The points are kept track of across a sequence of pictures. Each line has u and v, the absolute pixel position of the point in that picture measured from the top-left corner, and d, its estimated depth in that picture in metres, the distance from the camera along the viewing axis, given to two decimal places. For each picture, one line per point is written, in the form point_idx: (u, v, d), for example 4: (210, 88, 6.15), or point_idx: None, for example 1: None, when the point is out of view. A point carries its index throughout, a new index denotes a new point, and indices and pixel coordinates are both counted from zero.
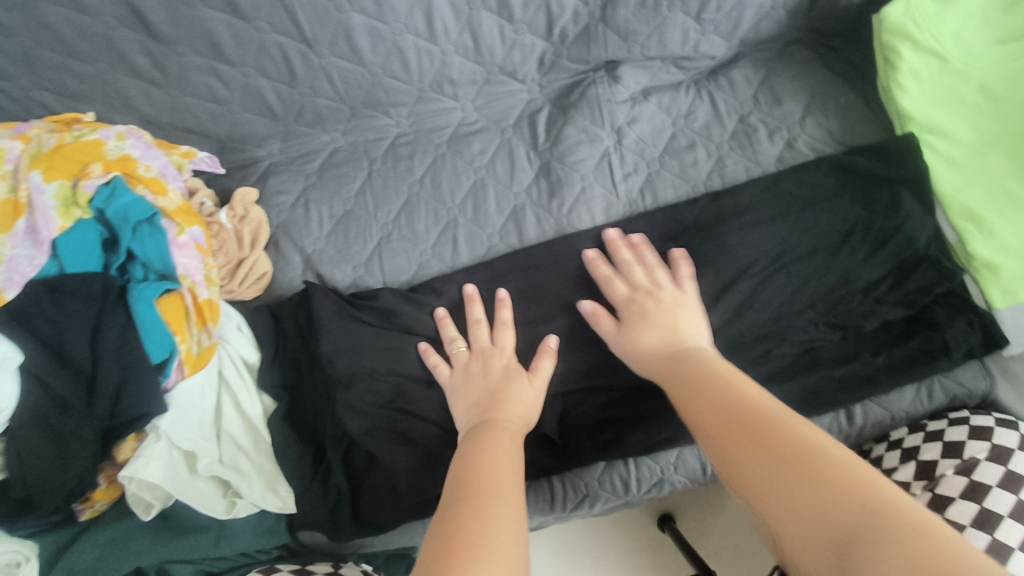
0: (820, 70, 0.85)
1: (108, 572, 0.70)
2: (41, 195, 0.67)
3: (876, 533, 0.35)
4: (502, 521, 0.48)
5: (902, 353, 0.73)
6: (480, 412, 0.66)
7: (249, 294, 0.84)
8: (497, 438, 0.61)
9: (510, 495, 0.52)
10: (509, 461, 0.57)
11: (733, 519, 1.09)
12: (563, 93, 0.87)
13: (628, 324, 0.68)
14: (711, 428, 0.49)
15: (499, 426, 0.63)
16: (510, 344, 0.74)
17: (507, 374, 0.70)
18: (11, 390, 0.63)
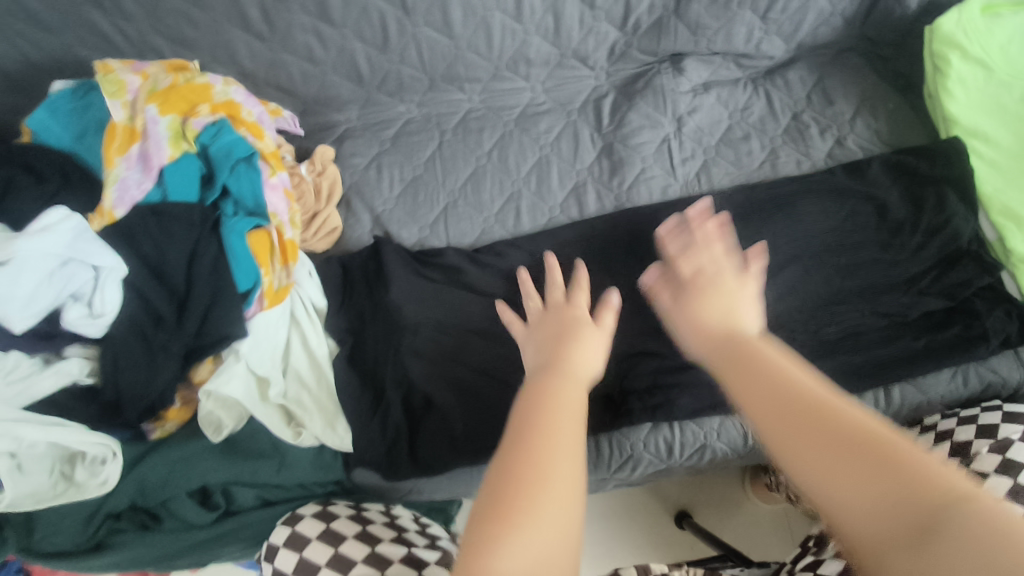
0: (870, 76, 0.91)
1: (177, 487, 0.73)
2: (156, 126, 0.72)
3: (954, 522, 0.34)
4: (566, 459, 0.42)
5: (944, 339, 0.76)
6: (544, 354, 0.54)
7: (320, 246, 0.88)
8: (562, 388, 0.48)
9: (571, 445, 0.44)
10: (572, 410, 0.46)
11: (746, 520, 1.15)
12: (629, 81, 0.93)
13: (683, 294, 0.70)
14: (814, 414, 0.41)
15: (558, 371, 0.50)
16: (581, 280, 0.63)
17: (577, 321, 0.56)
18: (117, 296, 0.65)
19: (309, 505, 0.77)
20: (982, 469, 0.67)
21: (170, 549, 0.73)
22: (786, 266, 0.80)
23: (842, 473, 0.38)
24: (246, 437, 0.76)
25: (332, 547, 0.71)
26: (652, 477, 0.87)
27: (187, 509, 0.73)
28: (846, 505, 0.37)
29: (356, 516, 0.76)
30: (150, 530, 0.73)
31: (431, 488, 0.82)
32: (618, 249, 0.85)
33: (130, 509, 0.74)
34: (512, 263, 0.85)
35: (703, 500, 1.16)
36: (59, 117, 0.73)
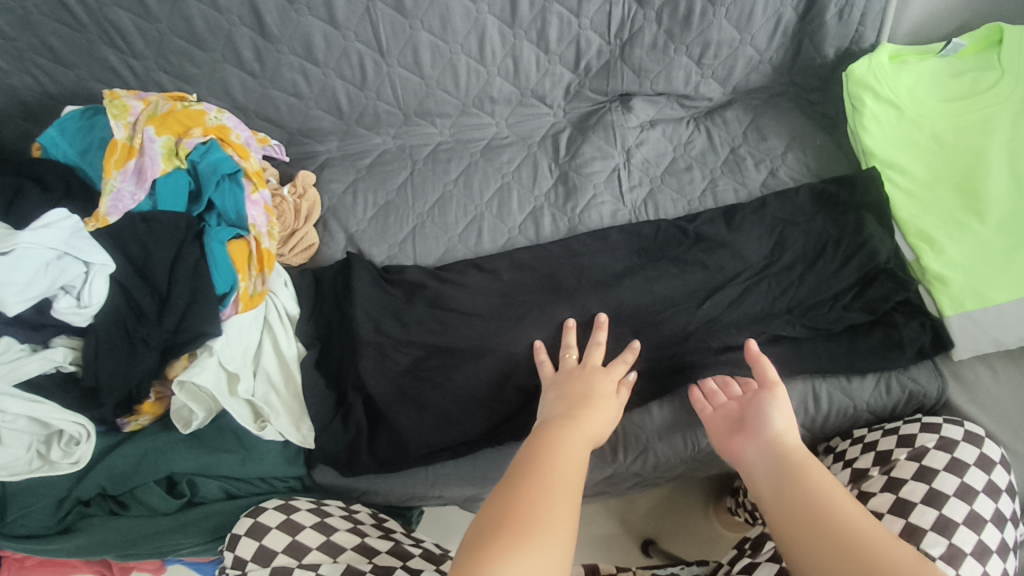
0: (799, 117, 1.01)
1: (145, 474, 0.77)
2: (152, 144, 0.82)
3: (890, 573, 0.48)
4: (560, 503, 0.51)
5: (865, 344, 0.84)
6: (568, 411, 0.65)
7: (297, 260, 0.96)
8: (569, 445, 0.59)
9: (557, 490, 0.53)
10: (567, 467, 0.56)
11: (698, 526, 1.20)
12: (583, 118, 1.04)
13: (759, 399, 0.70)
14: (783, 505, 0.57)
15: (567, 428, 0.61)
16: (616, 371, 0.72)
17: (595, 382, 0.69)
18: (103, 291, 0.73)
19: (271, 499, 0.81)
20: (901, 476, 0.71)
21: (130, 535, 0.77)
22: (726, 285, 0.86)
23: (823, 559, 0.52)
24: (213, 434, 0.81)
25: (289, 535, 0.75)
26: (602, 487, 0.91)
27: (152, 496, 0.78)
28: None
29: (315, 509, 0.79)
30: (118, 516, 0.78)
31: (388, 490, 0.86)
32: (568, 267, 0.90)
33: (99, 496, 0.78)
34: (470, 275, 0.91)
35: (658, 517, 1.20)
36: (67, 135, 0.82)
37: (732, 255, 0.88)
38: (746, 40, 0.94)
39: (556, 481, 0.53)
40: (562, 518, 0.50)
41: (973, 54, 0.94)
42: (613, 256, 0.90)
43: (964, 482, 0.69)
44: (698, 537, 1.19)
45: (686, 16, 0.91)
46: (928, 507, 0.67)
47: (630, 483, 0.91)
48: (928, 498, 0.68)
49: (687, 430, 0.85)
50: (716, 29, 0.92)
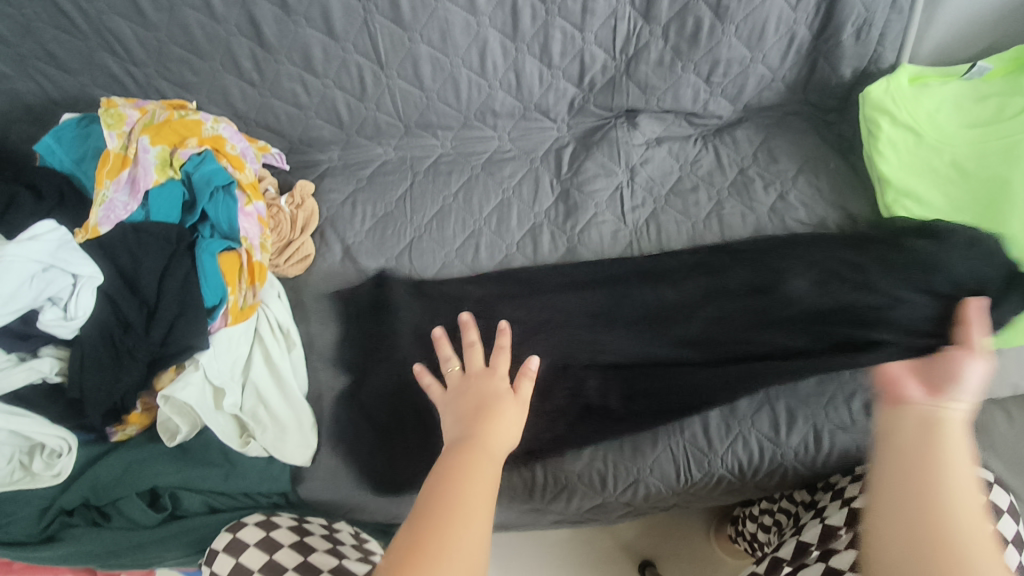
0: (813, 137, 0.97)
1: (127, 486, 0.77)
2: (146, 154, 0.81)
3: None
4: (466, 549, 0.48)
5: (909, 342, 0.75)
6: (466, 427, 0.60)
7: (293, 271, 0.95)
8: (476, 463, 0.55)
9: (468, 528, 0.49)
10: (476, 505, 0.51)
11: (699, 553, 1.16)
12: (588, 133, 1.01)
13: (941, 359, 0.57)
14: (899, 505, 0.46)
15: (470, 451, 0.56)
16: (501, 365, 0.67)
17: (495, 394, 0.63)
18: (89, 303, 0.73)
19: (252, 515, 0.80)
20: None
21: (112, 546, 0.76)
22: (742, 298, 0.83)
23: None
24: (197, 447, 0.81)
25: (267, 553, 0.74)
26: (591, 516, 0.88)
27: (134, 509, 0.77)
28: None
29: (296, 526, 0.79)
30: (101, 526, 0.77)
31: (373, 508, 0.84)
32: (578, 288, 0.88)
33: (83, 506, 0.78)
34: (487, 294, 0.88)
35: (659, 541, 1.17)
36: (63, 143, 0.82)
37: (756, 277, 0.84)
38: (758, 58, 0.91)
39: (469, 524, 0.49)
40: (465, 551, 0.48)
41: (1001, 77, 0.89)
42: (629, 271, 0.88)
43: None
44: (697, 564, 1.15)
45: (693, 33, 0.88)
46: None
47: (621, 512, 0.88)
48: None
49: (679, 462, 0.82)
50: (726, 46, 0.89)
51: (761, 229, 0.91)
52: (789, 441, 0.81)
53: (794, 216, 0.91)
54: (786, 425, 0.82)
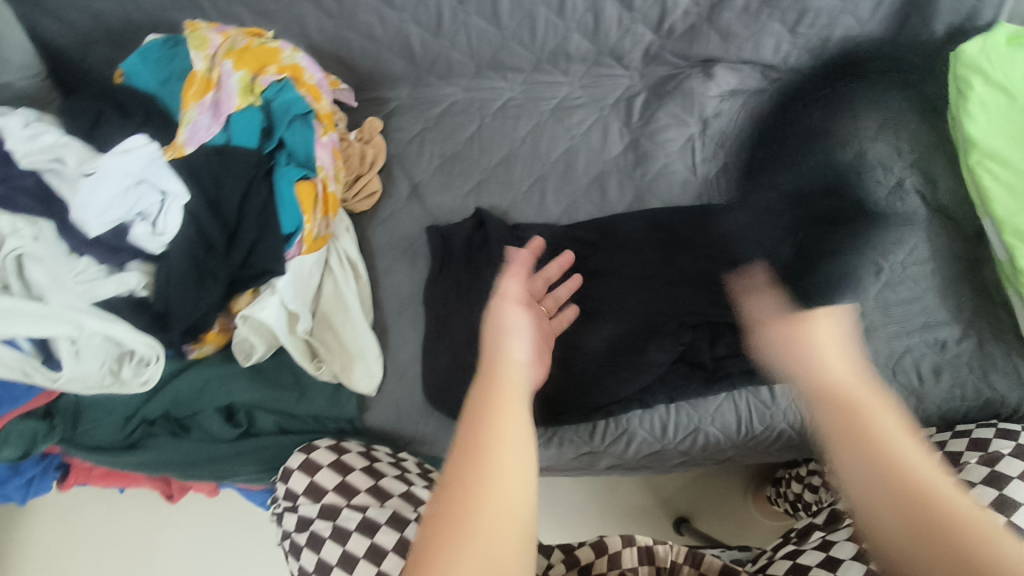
0: (895, 95, 0.94)
1: (206, 401, 0.80)
2: (229, 79, 0.82)
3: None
4: (500, 476, 0.41)
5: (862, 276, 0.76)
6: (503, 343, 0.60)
7: (359, 208, 0.95)
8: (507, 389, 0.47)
9: (501, 443, 0.43)
10: (508, 428, 0.44)
11: (736, 514, 1.18)
12: (661, 83, 0.99)
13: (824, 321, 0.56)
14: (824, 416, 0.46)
15: (493, 375, 0.49)
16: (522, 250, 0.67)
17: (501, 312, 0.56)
18: (176, 220, 0.74)
19: (322, 439, 0.83)
20: (970, 479, 0.68)
21: (191, 458, 0.80)
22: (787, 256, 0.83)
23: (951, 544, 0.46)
24: (271, 368, 0.84)
25: (340, 475, 0.77)
26: (647, 463, 0.90)
27: (213, 423, 0.80)
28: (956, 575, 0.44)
29: (366, 453, 0.82)
30: (181, 438, 0.80)
31: (434, 439, 0.87)
32: (674, 244, 0.87)
33: (164, 418, 0.81)
34: (590, 241, 0.89)
35: (698, 501, 1.19)
36: (148, 64, 0.83)
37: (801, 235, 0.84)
38: (848, 9, 0.88)
39: (502, 445, 0.43)
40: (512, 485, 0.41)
41: None
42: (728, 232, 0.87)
43: None
44: (733, 525, 1.17)
45: None
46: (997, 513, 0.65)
47: (677, 461, 0.90)
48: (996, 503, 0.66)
49: (740, 414, 0.83)
50: None
51: (835, 185, 0.91)
52: None
53: (871, 174, 0.91)
54: None
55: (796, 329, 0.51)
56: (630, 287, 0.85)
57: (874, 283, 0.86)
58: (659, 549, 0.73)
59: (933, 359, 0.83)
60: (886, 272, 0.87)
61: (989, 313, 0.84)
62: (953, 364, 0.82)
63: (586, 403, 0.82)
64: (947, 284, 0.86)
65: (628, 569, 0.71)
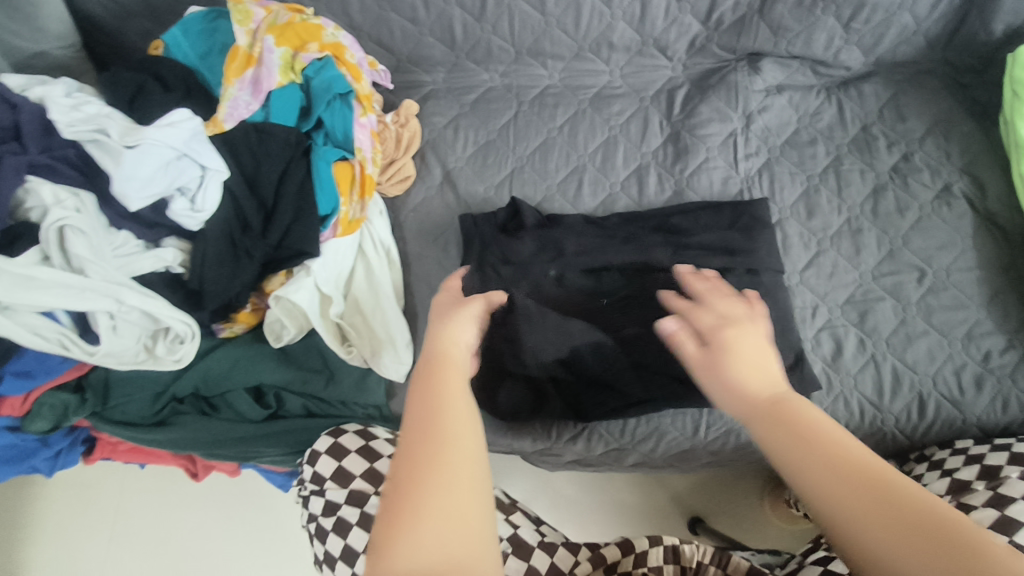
0: (946, 98, 0.92)
1: (236, 382, 0.79)
2: (271, 55, 0.80)
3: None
4: (453, 462, 0.41)
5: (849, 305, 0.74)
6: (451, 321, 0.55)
7: (393, 191, 0.95)
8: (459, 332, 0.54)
9: (458, 429, 0.43)
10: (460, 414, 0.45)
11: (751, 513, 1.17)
12: (704, 76, 0.97)
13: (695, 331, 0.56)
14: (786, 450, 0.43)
15: (442, 359, 0.50)
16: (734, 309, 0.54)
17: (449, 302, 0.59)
18: (215, 197, 0.73)
19: (350, 424, 0.83)
20: (1011, 493, 0.67)
21: (219, 437, 0.80)
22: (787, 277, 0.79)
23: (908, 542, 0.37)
24: (300, 353, 0.82)
25: (367, 462, 0.77)
26: (673, 462, 0.89)
27: (242, 403, 0.80)
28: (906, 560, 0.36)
29: (393, 440, 0.81)
30: (209, 417, 0.80)
31: None
32: (719, 248, 0.81)
33: (193, 396, 0.81)
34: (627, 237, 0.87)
35: (714, 504, 1.18)
36: (189, 36, 0.82)
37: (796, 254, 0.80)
38: (905, 5, 0.86)
39: (456, 425, 0.44)
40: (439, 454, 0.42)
41: None
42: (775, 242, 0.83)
43: None
44: (748, 524, 1.17)
45: None
46: None
47: (703, 462, 0.89)
48: None
49: None
50: None
51: (880, 188, 0.89)
52: (891, 407, 0.81)
53: (917, 178, 0.89)
54: (890, 390, 0.81)
55: (721, 338, 0.51)
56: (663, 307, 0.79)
57: (917, 288, 0.85)
58: (684, 548, 0.71)
59: (974, 369, 0.81)
60: (929, 277, 0.85)
61: None
62: (994, 375, 0.81)
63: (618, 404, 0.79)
64: (992, 294, 0.84)
65: (654, 568, 0.69)
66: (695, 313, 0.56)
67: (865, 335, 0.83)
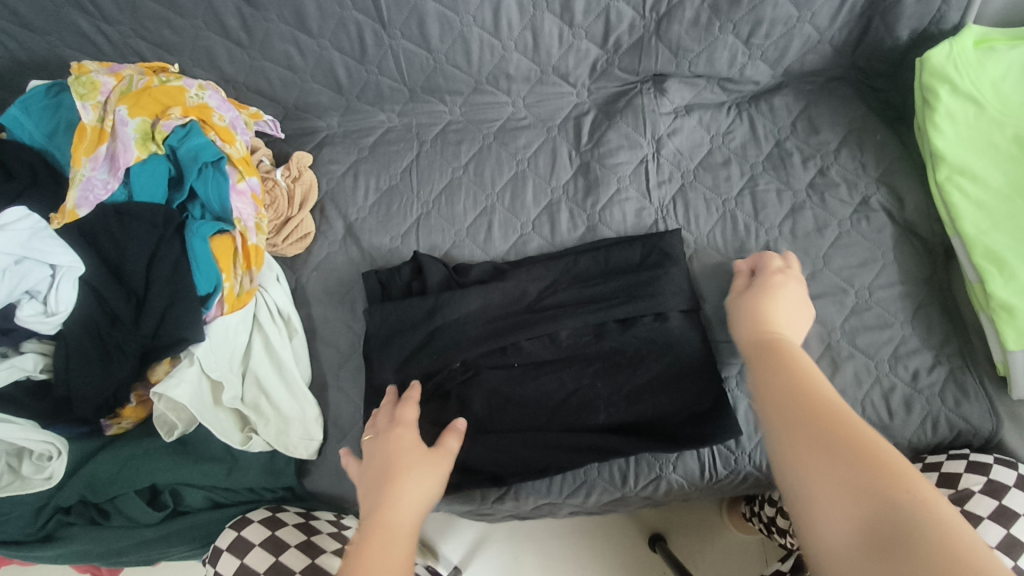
0: (859, 106, 0.88)
1: (126, 485, 0.73)
2: (124, 127, 0.73)
3: (923, 537, 0.38)
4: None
5: (700, 350, 0.76)
6: (374, 486, 0.59)
7: (292, 251, 0.88)
8: (401, 474, 0.59)
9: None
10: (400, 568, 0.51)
11: (719, 533, 1.06)
12: (610, 100, 0.92)
13: (763, 285, 0.71)
14: (783, 361, 0.57)
15: (380, 524, 0.54)
16: (780, 266, 0.74)
17: (407, 449, 0.63)
18: (71, 296, 0.67)
19: (258, 510, 0.77)
20: None
21: (115, 545, 0.74)
22: (670, 318, 0.77)
23: (826, 450, 0.46)
24: (198, 441, 0.77)
25: (274, 554, 0.72)
26: (610, 507, 0.85)
27: (133, 507, 0.73)
28: (810, 459, 0.46)
29: (304, 524, 0.76)
30: (98, 525, 0.74)
31: None
32: (624, 296, 0.78)
33: (80, 504, 0.74)
34: (533, 277, 0.81)
35: (680, 532, 1.07)
36: (31, 114, 0.74)
37: (678, 299, 0.77)
38: (805, 17, 0.81)
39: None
40: None
41: None
42: (686, 281, 0.79)
43: (1010, 534, 0.67)
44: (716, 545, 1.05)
45: None
46: None
47: (640, 504, 0.85)
48: None
49: (704, 458, 0.78)
50: (770, 4, 0.79)
51: (798, 208, 0.85)
52: None
53: (834, 193, 0.85)
54: None
55: (774, 285, 0.70)
56: (564, 366, 0.77)
57: (840, 310, 0.81)
58: None
59: (904, 391, 0.78)
60: (853, 298, 0.82)
61: (961, 338, 0.80)
62: (924, 396, 0.78)
63: (535, 466, 0.75)
64: (917, 309, 0.81)
65: None
66: (762, 260, 0.76)
67: None
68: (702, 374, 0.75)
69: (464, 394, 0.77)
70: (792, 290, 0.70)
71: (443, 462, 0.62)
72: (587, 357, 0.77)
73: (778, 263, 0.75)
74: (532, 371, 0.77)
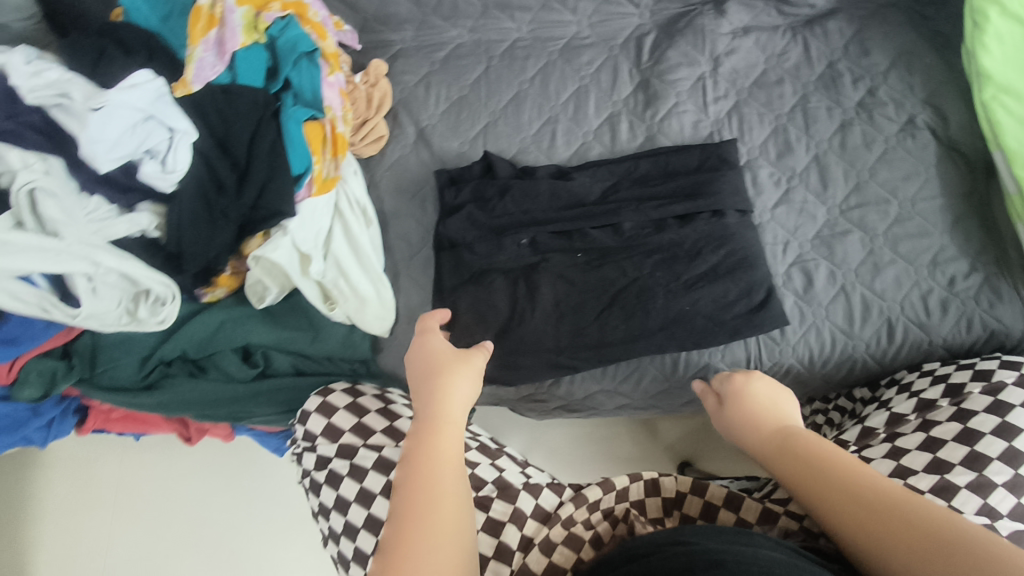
0: (908, 32, 0.93)
1: (224, 340, 0.82)
2: (233, 14, 0.80)
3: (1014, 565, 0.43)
4: (441, 527, 0.50)
5: (752, 244, 0.83)
6: (421, 390, 0.63)
7: (367, 152, 0.94)
8: (447, 380, 0.63)
9: (448, 506, 0.52)
10: (450, 468, 0.55)
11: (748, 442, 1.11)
12: (671, 21, 0.99)
13: (729, 405, 0.68)
14: (800, 469, 0.58)
15: (432, 419, 0.59)
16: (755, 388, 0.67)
17: (441, 353, 0.67)
18: (186, 160, 0.74)
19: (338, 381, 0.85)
20: (972, 407, 0.73)
21: (209, 397, 0.82)
22: (727, 215, 0.83)
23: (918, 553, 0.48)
24: (285, 310, 0.84)
25: (355, 416, 0.79)
26: (657, 400, 0.92)
27: (230, 363, 0.83)
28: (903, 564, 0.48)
29: (381, 395, 0.83)
30: (198, 378, 0.83)
31: None
32: (682, 196, 0.84)
33: (181, 359, 0.83)
34: (597, 179, 0.87)
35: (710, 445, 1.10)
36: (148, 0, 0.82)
37: (733, 199, 0.83)
38: None
39: (444, 502, 0.52)
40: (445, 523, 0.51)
41: None
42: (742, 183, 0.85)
43: None
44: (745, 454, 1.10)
45: None
46: (997, 438, 0.70)
47: (686, 399, 0.92)
48: (998, 429, 0.71)
49: (751, 350, 0.84)
50: None
51: (846, 124, 0.90)
52: (862, 334, 0.83)
53: (882, 112, 0.90)
54: (859, 318, 0.84)
55: (734, 392, 0.68)
56: (623, 256, 0.83)
57: (883, 220, 0.87)
58: (663, 481, 0.73)
59: (941, 294, 0.83)
60: (895, 208, 0.87)
61: (998, 248, 0.85)
62: (960, 298, 0.83)
63: (593, 343, 0.81)
64: (956, 220, 0.86)
65: (635, 502, 0.72)
66: (716, 376, 0.73)
67: (835, 266, 0.85)
68: (753, 266, 0.81)
69: (535, 280, 0.84)
70: (752, 380, 0.68)
71: (475, 359, 0.66)
72: (648, 248, 0.82)
73: (738, 381, 0.69)
74: (594, 261, 0.83)
